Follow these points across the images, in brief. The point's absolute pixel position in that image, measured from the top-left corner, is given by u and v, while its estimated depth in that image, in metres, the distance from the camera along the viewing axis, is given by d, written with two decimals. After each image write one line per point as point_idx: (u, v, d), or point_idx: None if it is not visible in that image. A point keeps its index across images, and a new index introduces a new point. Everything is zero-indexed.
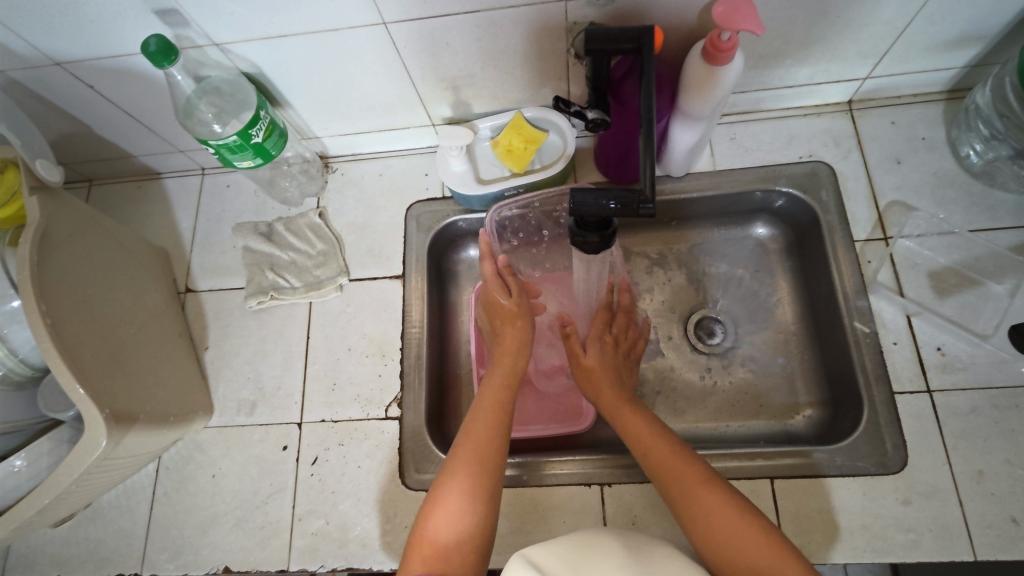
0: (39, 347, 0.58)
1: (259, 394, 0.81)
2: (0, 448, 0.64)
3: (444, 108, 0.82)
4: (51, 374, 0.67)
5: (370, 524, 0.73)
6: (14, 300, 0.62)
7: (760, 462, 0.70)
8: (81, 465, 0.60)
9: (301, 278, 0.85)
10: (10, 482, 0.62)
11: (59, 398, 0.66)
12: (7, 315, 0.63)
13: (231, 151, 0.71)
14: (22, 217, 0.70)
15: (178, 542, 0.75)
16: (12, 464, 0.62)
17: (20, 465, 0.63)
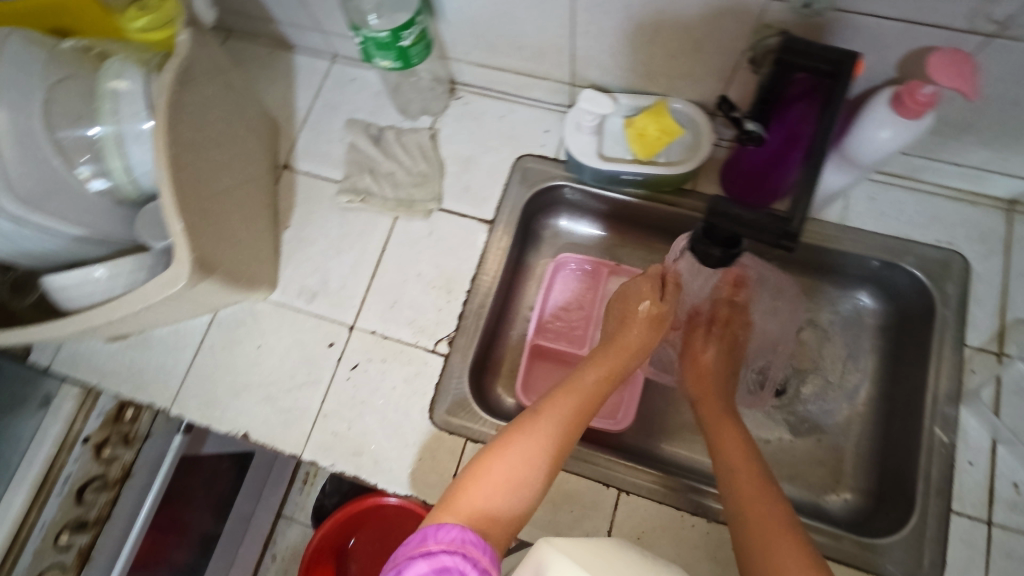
0: (155, 175, 0.60)
1: (322, 286, 0.82)
2: (97, 253, 0.68)
3: (590, 71, 0.79)
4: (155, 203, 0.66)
5: (386, 446, 0.74)
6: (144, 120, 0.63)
7: None
8: (159, 294, 0.63)
9: (395, 190, 0.84)
10: (89, 288, 0.65)
11: (157, 225, 0.67)
12: (134, 133, 0.64)
13: (377, 47, 0.70)
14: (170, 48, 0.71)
15: (210, 395, 0.78)
16: (92, 273, 0.64)
17: (100, 276, 0.65)
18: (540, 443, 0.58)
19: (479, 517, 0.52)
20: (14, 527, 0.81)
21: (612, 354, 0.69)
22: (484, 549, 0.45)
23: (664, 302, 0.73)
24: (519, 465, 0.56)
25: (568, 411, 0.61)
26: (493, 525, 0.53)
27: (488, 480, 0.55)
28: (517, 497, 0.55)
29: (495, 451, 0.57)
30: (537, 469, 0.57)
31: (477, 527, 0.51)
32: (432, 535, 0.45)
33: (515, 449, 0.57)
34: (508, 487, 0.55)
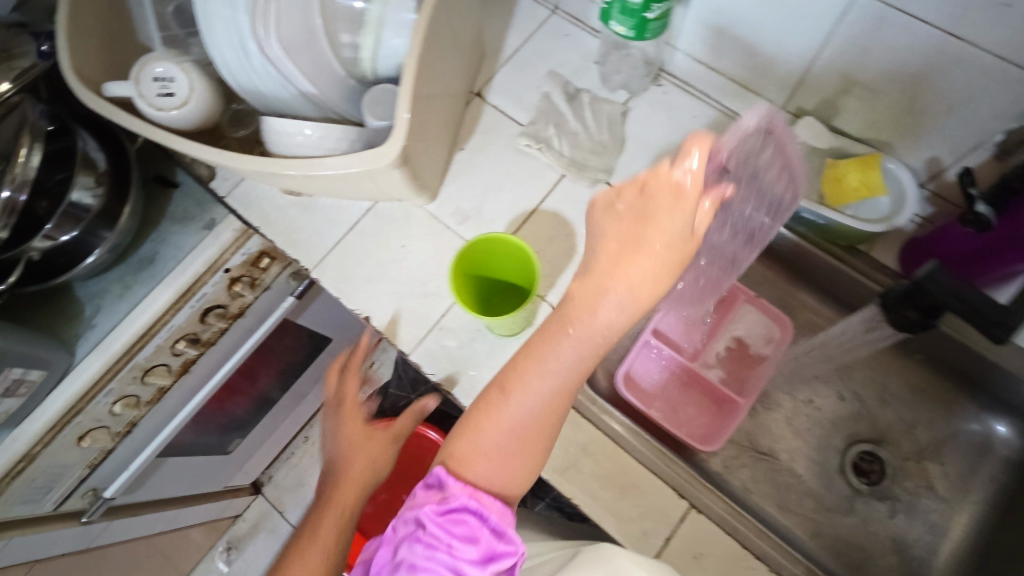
0: (405, 63, 0.65)
1: (475, 212, 0.86)
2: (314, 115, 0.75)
3: (810, 101, 0.77)
4: (387, 86, 0.71)
5: (486, 377, 0.78)
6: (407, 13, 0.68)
7: None
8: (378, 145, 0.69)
9: (572, 150, 0.86)
10: (297, 140, 0.71)
11: (384, 106, 0.70)
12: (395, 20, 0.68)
13: (621, 11, 0.72)
14: None
15: (348, 272, 0.85)
16: (303, 129, 0.71)
17: (309, 133, 0.71)
18: (531, 420, 0.51)
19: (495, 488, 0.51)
20: (149, 322, 0.89)
21: (592, 306, 0.49)
22: (498, 497, 0.50)
23: (687, 233, 0.49)
24: (516, 443, 0.51)
25: (547, 380, 0.51)
26: (513, 488, 0.52)
27: (485, 457, 0.51)
28: (527, 461, 0.52)
29: (478, 435, 0.51)
30: (542, 434, 0.52)
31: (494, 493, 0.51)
32: (446, 479, 0.50)
33: (498, 436, 0.51)
34: (514, 462, 0.51)
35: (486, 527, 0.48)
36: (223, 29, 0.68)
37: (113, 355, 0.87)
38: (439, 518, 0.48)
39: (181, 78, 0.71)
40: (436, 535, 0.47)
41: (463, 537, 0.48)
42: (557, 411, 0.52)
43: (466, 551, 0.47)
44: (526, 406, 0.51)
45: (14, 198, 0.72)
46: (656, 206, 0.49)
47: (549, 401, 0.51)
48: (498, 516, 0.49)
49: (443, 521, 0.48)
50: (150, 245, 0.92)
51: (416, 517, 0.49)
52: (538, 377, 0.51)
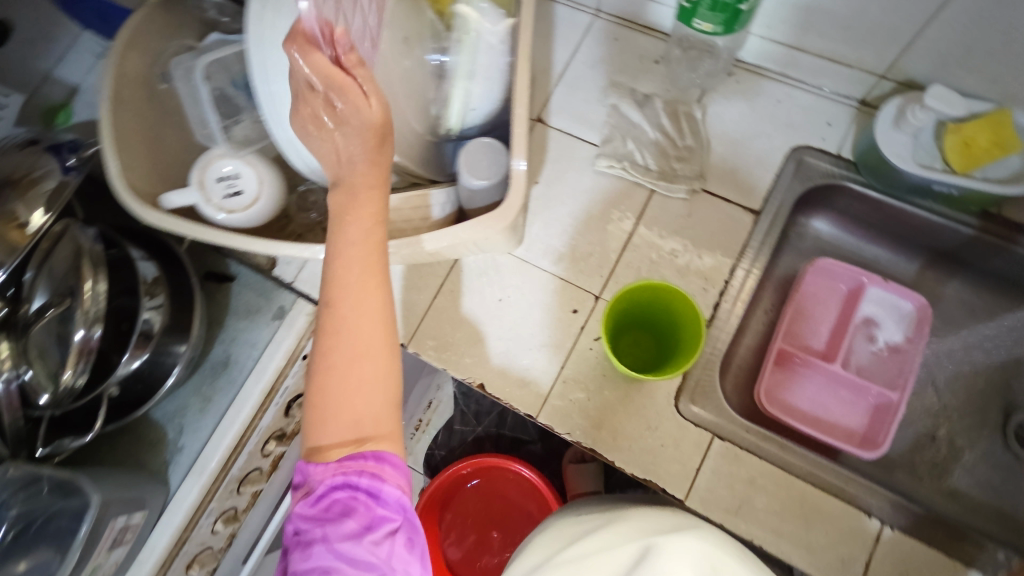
0: (512, 114, 0.59)
1: (568, 249, 0.79)
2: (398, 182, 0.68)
3: (915, 66, 0.71)
4: (484, 139, 0.62)
5: (628, 424, 0.72)
6: (498, 57, 0.60)
7: None
8: (492, 191, 0.62)
9: (658, 163, 0.80)
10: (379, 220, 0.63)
11: (483, 163, 0.61)
12: (479, 65, 0.59)
13: (710, 8, 0.65)
14: None
15: (449, 338, 0.78)
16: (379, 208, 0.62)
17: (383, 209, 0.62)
18: (365, 334, 0.53)
19: (350, 419, 0.52)
20: (240, 431, 0.82)
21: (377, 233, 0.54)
22: (367, 453, 0.50)
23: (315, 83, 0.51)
24: (352, 353, 0.52)
25: (380, 311, 0.54)
26: (374, 421, 0.52)
27: (347, 398, 0.52)
28: (382, 394, 0.53)
29: (337, 330, 0.53)
30: (380, 362, 0.53)
31: (352, 425, 0.52)
32: (309, 471, 0.51)
33: (342, 317, 0.53)
34: (355, 390, 0.52)
35: (355, 496, 0.49)
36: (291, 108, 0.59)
37: (210, 475, 0.80)
38: (327, 505, 0.49)
39: (247, 172, 0.64)
40: (312, 527, 0.49)
41: (343, 513, 0.49)
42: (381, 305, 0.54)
43: (341, 528, 0.48)
44: (333, 326, 0.53)
45: (89, 335, 0.67)
46: (346, 125, 0.52)
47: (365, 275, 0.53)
48: (371, 476, 0.50)
49: (325, 514, 0.50)
50: (222, 347, 0.85)
51: (308, 499, 0.50)
52: (340, 280, 0.53)
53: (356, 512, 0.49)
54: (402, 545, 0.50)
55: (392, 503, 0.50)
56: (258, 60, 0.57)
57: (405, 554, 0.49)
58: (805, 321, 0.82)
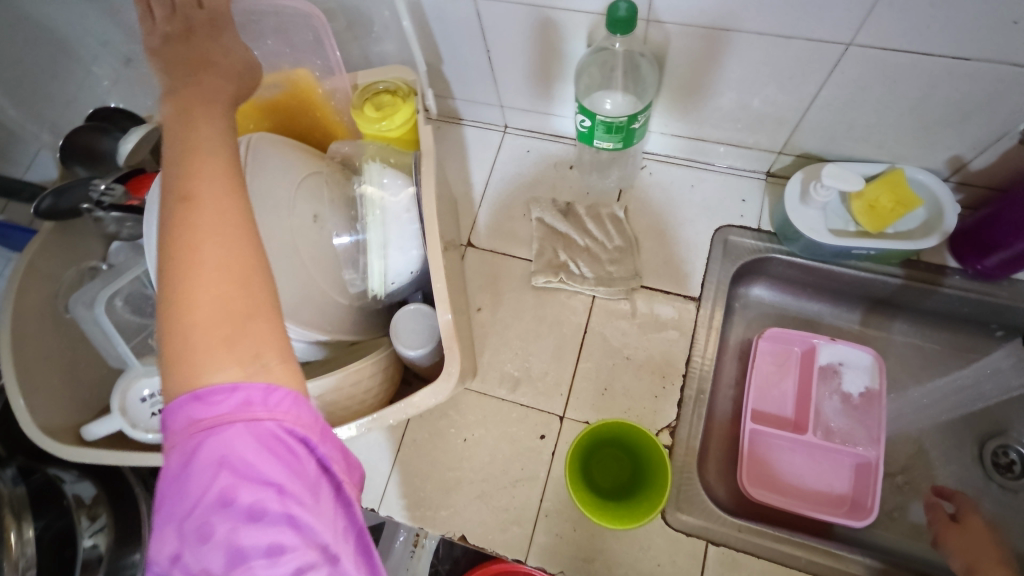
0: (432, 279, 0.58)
1: (524, 373, 0.78)
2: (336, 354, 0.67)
3: (807, 141, 0.75)
4: (413, 307, 0.62)
5: (620, 547, 0.69)
6: (410, 224, 0.59)
7: None
8: (427, 356, 0.61)
9: (593, 268, 0.81)
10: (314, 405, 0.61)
11: (415, 332, 0.61)
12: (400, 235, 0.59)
13: (606, 130, 0.67)
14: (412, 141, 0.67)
15: (420, 493, 0.74)
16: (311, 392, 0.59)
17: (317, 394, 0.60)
18: (223, 198, 0.37)
19: (223, 317, 0.34)
20: None
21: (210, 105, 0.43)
22: (312, 408, 0.35)
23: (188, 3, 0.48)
24: (207, 241, 0.36)
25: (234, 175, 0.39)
26: (245, 318, 0.35)
27: (211, 304, 0.34)
28: (260, 282, 0.36)
29: (189, 212, 0.36)
30: (243, 237, 0.37)
31: (225, 337, 0.34)
32: (248, 393, 0.33)
33: (186, 235, 0.36)
34: (220, 279, 0.34)
35: (307, 479, 0.33)
36: None
37: None
38: (267, 455, 0.32)
39: None
40: (256, 476, 0.32)
41: (289, 471, 0.32)
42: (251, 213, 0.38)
43: (296, 486, 0.32)
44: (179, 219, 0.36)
45: None
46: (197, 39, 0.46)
47: (223, 175, 0.38)
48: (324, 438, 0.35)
49: (265, 461, 0.32)
50: None
51: (230, 434, 0.32)
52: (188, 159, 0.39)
53: (291, 496, 0.32)
54: (344, 535, 0.34)
55: (338, 523, 0.34)
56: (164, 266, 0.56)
57: (347, 549, 0.34)
58: (767, 390, 0.82)
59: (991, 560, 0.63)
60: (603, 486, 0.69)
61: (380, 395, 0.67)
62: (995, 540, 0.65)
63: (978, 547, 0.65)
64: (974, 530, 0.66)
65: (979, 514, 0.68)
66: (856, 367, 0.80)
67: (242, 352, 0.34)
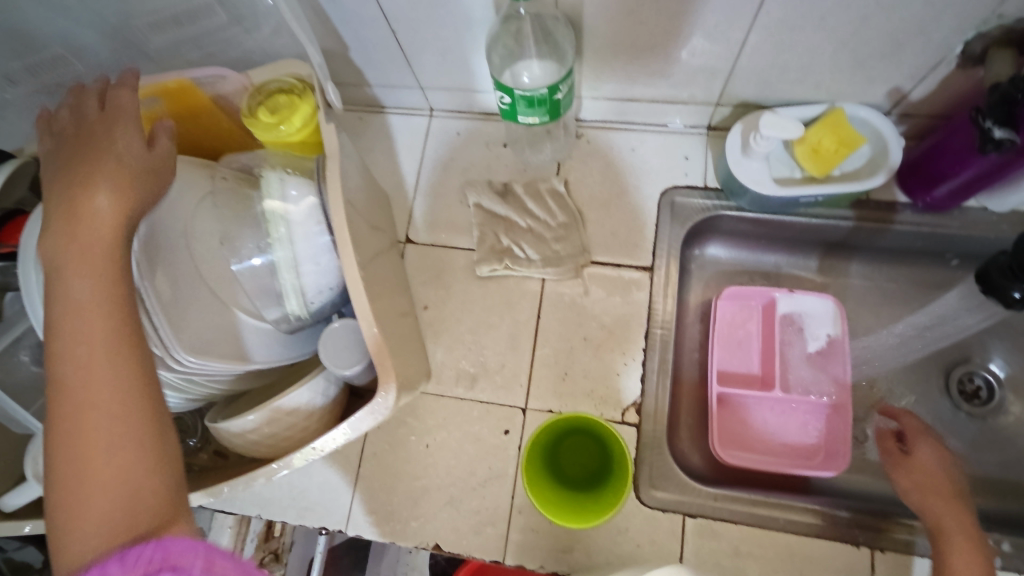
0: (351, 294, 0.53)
1: (481, 368, 0.75)
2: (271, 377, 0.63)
3: (744, 89, 0.71)
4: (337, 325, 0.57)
5: (598, 533, 0.68)
6: (321, 235, 0.54)
7: None
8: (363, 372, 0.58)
9: (539, 249, 0.77)
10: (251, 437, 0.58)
11: (346, 350, 0.56)
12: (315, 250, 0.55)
13: (529, 104, 0.63)
14: (315, 142, 0.61)
15: (388, 507, 0.71)
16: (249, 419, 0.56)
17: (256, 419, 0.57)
18: (102, 354, 0.41)
19: (107, 480, 0.38)
20: None
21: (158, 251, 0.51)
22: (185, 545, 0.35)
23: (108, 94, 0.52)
24: (78, 418, 0.39)
25: (128, 323, 0.43)
26: (129, 483, 0.39)
27: (93, 474, 0.38)
28: (147, 447, 0.40)
29: (67, 388, 0.40)
30: (128, 390, 0.41)
31: (106, 516, 0.37)
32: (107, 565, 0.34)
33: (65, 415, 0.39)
34: (90, 454, 0.38)
35: None
36: None
37: None
38: None
39: None
40: None
41: None
42: (130, 365, 0.41)
43: None
44: (63, 399, 0.39)
45: None
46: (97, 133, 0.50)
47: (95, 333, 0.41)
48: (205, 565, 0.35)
49: None
50: None
51: None
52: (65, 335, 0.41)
53: None
54: None
55: None
56: (48, 325, 0.52)
57: None
58: (731, 350, 0.80)
59: (936, 500, 0.59)
60: (571, 477, 0.67)
61: (325, 421, 0.62)
62: (945, 474, 0.61)
63: (930, 483, 0.61)
64: (924, 466, 0.62)
65: (927, 440, 0.64)
66: (815, 317, 0.78)
67: (117, 526, 0.37)
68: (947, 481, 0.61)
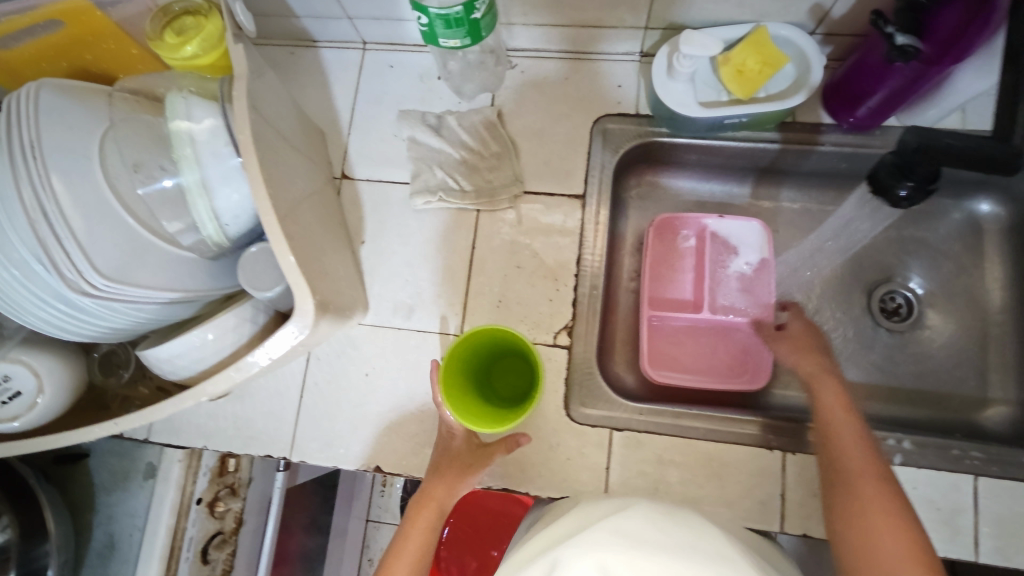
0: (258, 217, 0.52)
1: (418, 299, 0.76)
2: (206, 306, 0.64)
3: (670, 11, 0.71)
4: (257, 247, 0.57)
5: (531, 449, 0.71)
6: (231, 157, 0.54)
7: (976, 457, 0.64)
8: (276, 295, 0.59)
9: (472, 181, 0.78)
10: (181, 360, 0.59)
11: (263, 275, 0.57)
12: (225, 172, 0.54)
13: (446, 26, 0.62)
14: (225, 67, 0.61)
15: (330, 434, 0.73)
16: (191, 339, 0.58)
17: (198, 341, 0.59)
18: None
19: None
20: None
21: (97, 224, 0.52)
22: None
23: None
24: None
25: None
26: None
27: None
28: None
29: None
30: None
31: None
32: None
33: None
34: None
35: None
36: (21, 291, 0.53)
37: None
38: None
39: (16, 369, 0.58)
40: None
41: None
42: None
43: None
44: None
45: None
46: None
47: None
48: None
49: None
50: (102, 530, 0.79)
51: None
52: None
53: None
54: None
55: None
56: None
57: None
58: (664, 277, 0.82)
59: (807, 362, 0.67)
60: (499, 395, 0.70)
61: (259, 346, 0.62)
62: (812, 336, 0.70)
63: (806, 347, 0.68)
64: (798, 334, 0.70)
65: (801, 316, 0.72)
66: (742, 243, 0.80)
67: None
68: (811, 342, 0.69)
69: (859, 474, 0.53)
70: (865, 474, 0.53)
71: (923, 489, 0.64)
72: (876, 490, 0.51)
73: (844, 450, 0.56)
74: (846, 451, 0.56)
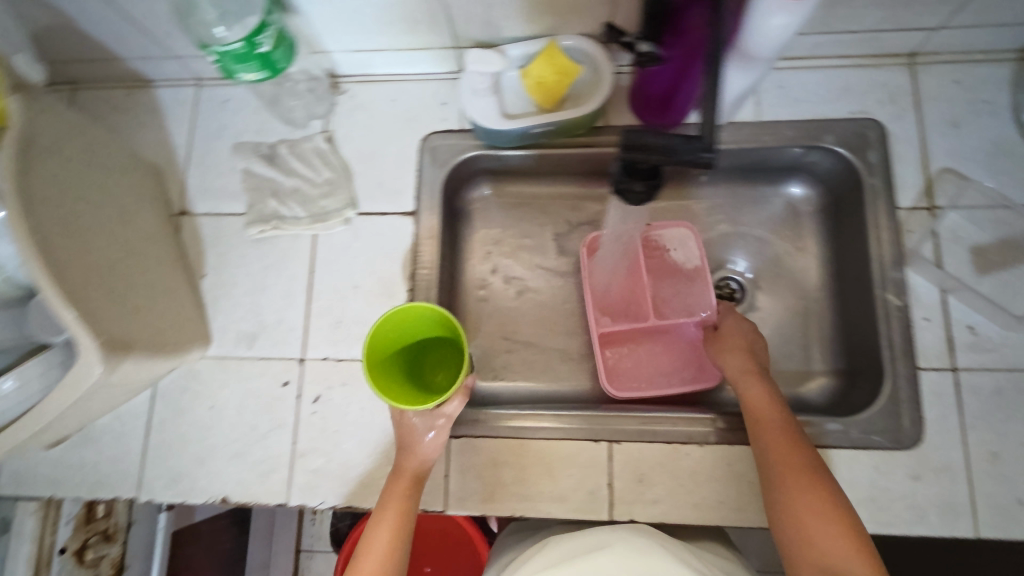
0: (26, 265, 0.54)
1: (259, 326, 0.77)
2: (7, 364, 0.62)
3: (470, 29, 0.74)
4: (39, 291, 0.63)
5: (371, 465, 0.72)
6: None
7: None
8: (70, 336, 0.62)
9: (306, 207, 0.80)
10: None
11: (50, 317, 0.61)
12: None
13: (236, 61, 0.64)
14: None
15: (176, 470, 0.73)
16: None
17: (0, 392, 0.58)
18: None
19: None
20: None
21: None
22: None
23: None
24: None
25: None
26: None
27: None
28: None
29: None
30: None
31: None
32: None
33: None
34: None
35: None
36: None
37: None
38: None
39: None
40: None
41: None
42: None
43: None
44: None
45: None
46: None
47: None
48: None
49: None
50: None
51: None
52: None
53: None
54: None
55: None
56: None
57: None
58: (510, 283, 0.85)
59: (736, 359, 0.67)
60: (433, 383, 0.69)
61: None
62: (742, 331, 0.70)
63: (733, 340, 0.69)
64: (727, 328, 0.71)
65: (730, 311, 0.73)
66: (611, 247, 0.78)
67: None
68: (747, 342, 0.69)
69: (782, 446, 0.56)
70: (786, 448, 0.56)
71: (736, 464, 0.68)
72: (800, 462, 0.55)
73: (772, 442, 0.57)
74: (769, 428, 0.58)
